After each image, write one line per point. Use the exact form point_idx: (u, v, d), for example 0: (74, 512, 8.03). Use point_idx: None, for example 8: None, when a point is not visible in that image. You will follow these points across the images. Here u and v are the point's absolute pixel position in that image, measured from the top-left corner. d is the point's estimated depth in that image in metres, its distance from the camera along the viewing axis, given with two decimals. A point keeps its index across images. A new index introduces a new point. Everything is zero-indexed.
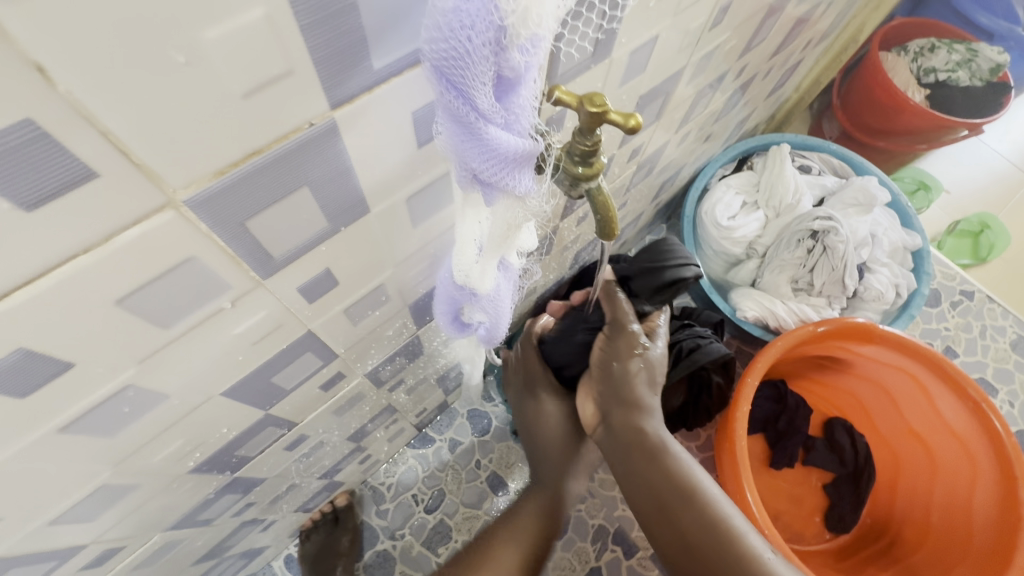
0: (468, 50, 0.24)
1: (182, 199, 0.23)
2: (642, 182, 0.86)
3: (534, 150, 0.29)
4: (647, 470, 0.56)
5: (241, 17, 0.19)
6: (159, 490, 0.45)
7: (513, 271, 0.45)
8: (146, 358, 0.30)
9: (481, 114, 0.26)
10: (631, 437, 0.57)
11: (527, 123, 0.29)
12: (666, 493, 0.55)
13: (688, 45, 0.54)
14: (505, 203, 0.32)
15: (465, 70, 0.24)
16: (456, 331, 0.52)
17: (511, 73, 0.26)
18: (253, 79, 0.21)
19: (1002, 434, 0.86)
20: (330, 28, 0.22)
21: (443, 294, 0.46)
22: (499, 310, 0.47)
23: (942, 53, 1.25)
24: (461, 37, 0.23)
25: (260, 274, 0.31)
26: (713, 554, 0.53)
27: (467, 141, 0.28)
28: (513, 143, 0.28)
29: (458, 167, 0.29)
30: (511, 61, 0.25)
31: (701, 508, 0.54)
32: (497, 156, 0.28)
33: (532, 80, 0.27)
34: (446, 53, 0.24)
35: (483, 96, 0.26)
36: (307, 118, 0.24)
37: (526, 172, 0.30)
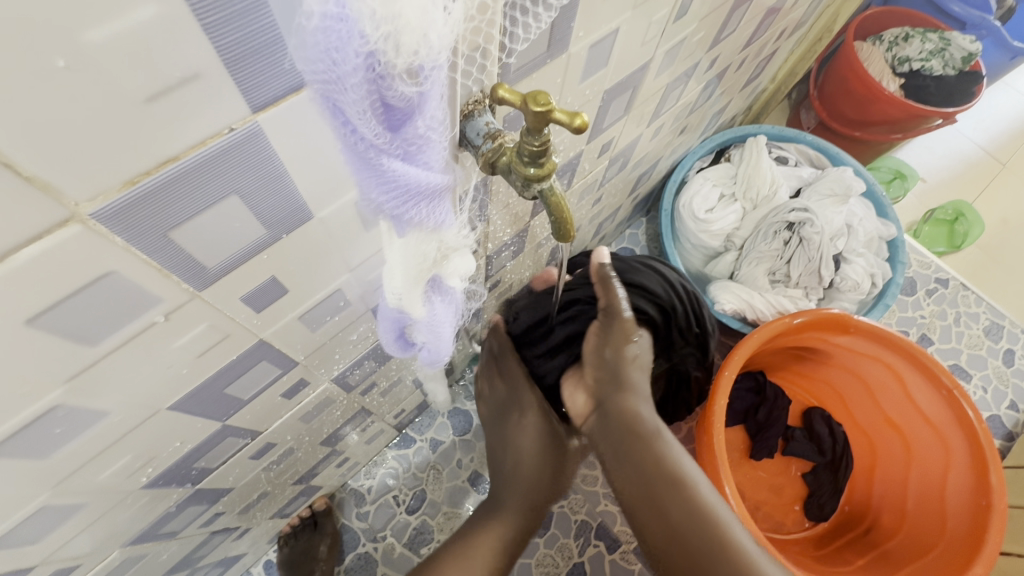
0: (340, 75, 0.22)
1: (88, 212, 0.21)
2: (616, 177, 0.85)
3: (449, 186, 0.32)
4: (638, 455, 0.55)
5: (130, 16, 0.17)
6: (111, 507, 0.43)
7: (455, 295, 0.43)
8: (74, 377, 0.28)
9: (374, 146, 0.26)
10: (623, 425, 0.56)
11: (433, 149, 0.28)
12: (653, 479, 0.54)
13: (653, 38, 0.53)
14: (416, 234, 0.33)
15: (344, 96, 0.23)
16: (400, 349, 0.51)
17: (400, 103, 0.25)
18: (155, 81, 0.19)
19: (974, 420, 0.87)
20: (238, 27, 0.20)
21: (385, 314, 0.45)
22: (440, 334, 0.46)
23: (916, 42, 1.25)
24: (331, 60, 0.22)
25: (196, 285, 0.29)
26: (693, 541, 0.51)
27: (366, 172, 0.28)
28: (415, 174, 0.29)
29: (365, 195, 0.30)
30: (398, 91, 0.24)
31: (689, 495, 0.53)
32: (400, 187, 0.29)
33: (434, 106, 0.26)
34: (322, 75, 0.22)
35: (369, 127, 0.25)
36: (227, 123, 0.23)
37: (429, 199, 0.31)
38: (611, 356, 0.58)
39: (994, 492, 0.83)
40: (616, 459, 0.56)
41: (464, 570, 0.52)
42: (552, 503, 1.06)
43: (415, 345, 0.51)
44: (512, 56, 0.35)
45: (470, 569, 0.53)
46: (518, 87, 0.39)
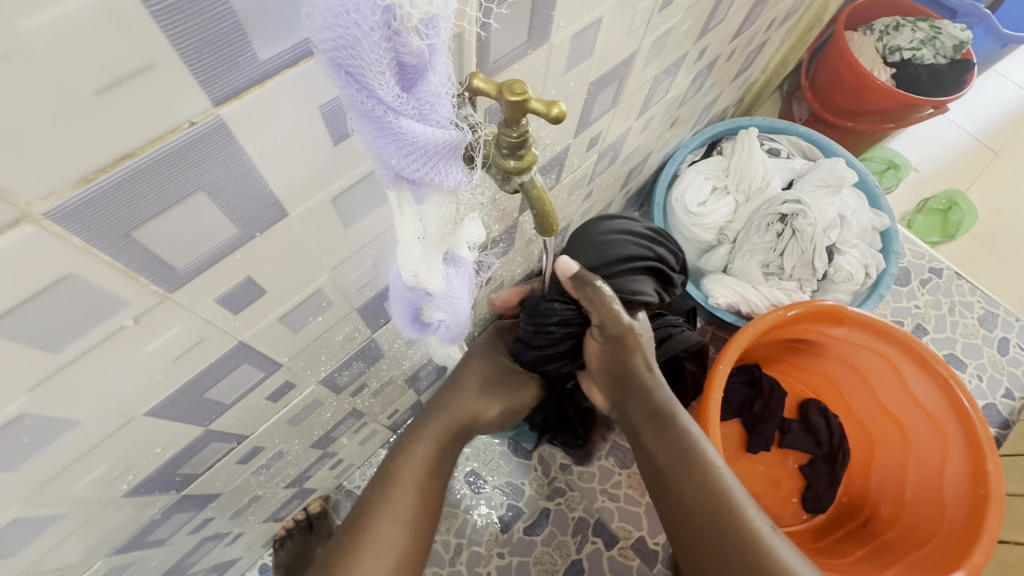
0: (356, 37, 0.21)
1: (40, 212, 0.21)
2: (607, 171, 0.85)
3: (461, 141, 0.29)
4: (655, 438, 0.58)
5: (68, 2, 0.17)
6: (92, 515, 0.42)
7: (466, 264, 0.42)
8: (39, 384, 0.27)
9: (389, 107, 0.25)
10: (643, 410, 0.59)
11: (445, 112, 0.27)
12: (669, 463, 0.57)
13: (639, 28, 0.52)
14: (435, 199, 0.31)
15: (361, 62, 0.22)
16: (417, 332, 0.50)
17: (412, 60, 0.24)
18: (102, 72, 0.19)
19: (970, 409, 0.87)
20: (192, 15, 0.19)
21: (398, 295, 0.43)
22: (456, 308, 0.45)
23: (906, 31, 1.25)
24: (346, 23, 0.21)
25: (165, 287, 0.29)
26: (710, 525, 0.53)
27: (382, 137, 0.26)
28: (430, 134, 0.27)
29: (378, 164, 0.28)
30: (410, 46, 0.23)
31: (705, 478, 0.55)
32: (416, 149, 0.27)
33: (442, 64, 0.25)
34: (334, 42, 0.21)
35: (385, 87, 0.24)
36: (186, 117, 0.22)
37: (451, 161, 0.29)
38: (605, 357, 0.58)
39: (990, 480, 0.82)
40: (640, 448, 0.60)
41: (399, 492, 0.57)
42: (549, 501, 1.05)
43: (431, 325, 0.50)
44: (491, 45, 0.35)
45: (402, 490, 0.57)
46: (498, 78, 0.38)
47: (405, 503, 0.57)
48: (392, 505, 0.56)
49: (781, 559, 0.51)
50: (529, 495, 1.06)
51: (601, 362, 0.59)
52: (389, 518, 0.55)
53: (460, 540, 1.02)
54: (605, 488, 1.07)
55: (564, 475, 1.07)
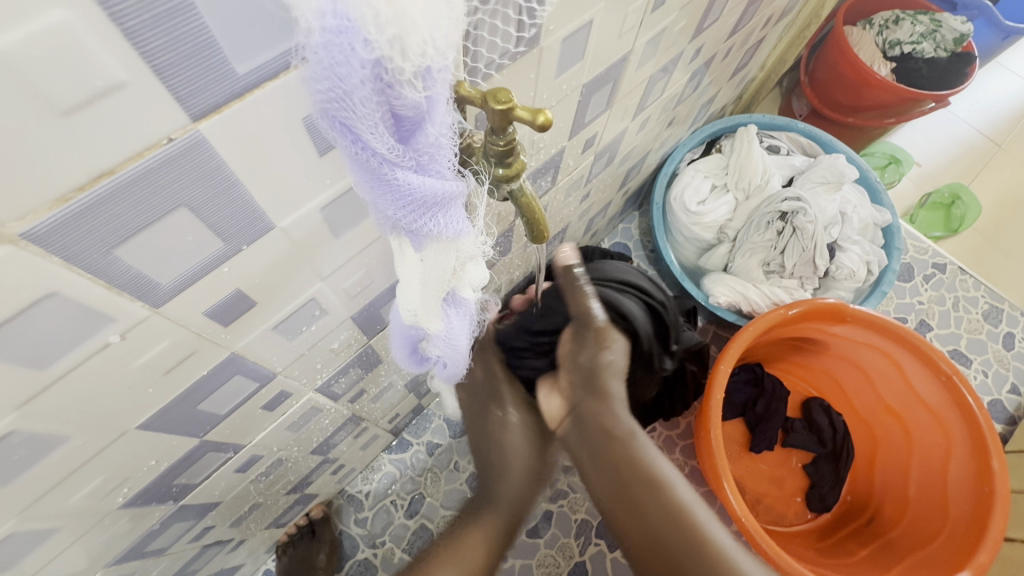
0: (347, 91, 0.21)
1: (18, 232, 0.20)
2: (604, 172, 0.84)
3: (460, 192, 0.29)
4: (613, 458, 0.59)
5: (36, 20, 0.16)
6: (89, 527, 0.42)
7: (468, 305, 0.41)
8: (26, 402, 0.27)
9: (384, 159, 0.25)
10: (603, 426, 0.60)
11: (442, 161, 0.27)
12: (633, 482, 0.58)
13: (631, 28, 0.51)
14: (433, 248, 0.31)
15: (354, 116, 0.22)
16: (414, 364, 0.51)
17: (408, 111, 0.24)
18: (74, 91, 0.18)
19: (974, 406, 0.86)
20: (165, 30, 0.19)
21: (399, 329, 0.43)
22: (455, 348, 0.45)
23: (906, 24, 1.23)
24: (337, 76, 0.21)
25: (152, 302, 0.28)
26: (663, 535, 0.56)
27: (378, 188, 0.26)
28: (429, 184, 0.27)
29: (376, 212, 0.28)
30: (404, 98, 0.23)
31: (668, 498, 0.57)
32: (415, 201, 0.27)
33: (440, 113, 0.25)
34: (328, 94, 0.21)
35: (379, 141, 0.24)
36: (164, 133, 0.22)
37: (450, 212, 0.29)
38: (586, 358, 0.60)
39: (996, 479, 0.82)
40: (598, 464, 0.60)
41: None
42: (552, 503, 1.05)
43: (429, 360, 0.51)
44: (479, 52, 0.34)
45: None
46: (488, 84, 0.38)
47: None
48: None
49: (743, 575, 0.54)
50: None
51: (573, 361, 0.61)
52: None
53: None
54: None
55: (566, 476, 1.07)
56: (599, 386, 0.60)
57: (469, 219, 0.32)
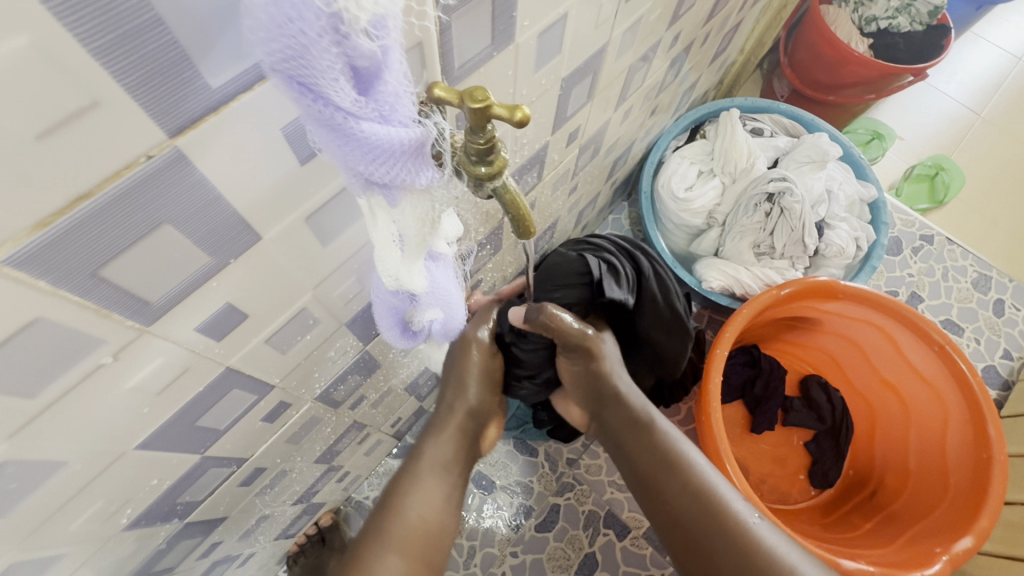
0: (303, 45, 0.21)
1: (0, 259, 0.20)
2: (589, 165, 0.84)
3: (426, 138, 0.28)
4: (636, 456, 0.61)
5: (1, 49, 0.16)
6: (94, 551, 0.42)
7: (447, 259, 0.43)
8: (20, 430, 0.27)
9: (348, 113, 0.24)
10: (621, 421, 0.62)
11: (407, 112, 0.26)
12: (654, 472, 0.59)
13: (607, 20, 0.52)
14: (408, 199, 0.31)
15: (312, 68, 0.22)
16: (407, 341, 0.50)
17: (366, 62, 0.23)
18: (46, 115, 0.18)
19: (968, 372, 0.88)
20: (134, 49, 0.19)
21: (383, 305, 0.43)
22: (448, 302, 0.46)
23: (881, 0, 1.25)
24: (291, 31, 0.20)
25: (142, 321, 0.28)
26: (696, 521, 0.56)
27: (345, 145, 0.25)
28: (396, 134, 0.26)
29: (346, 173, 0.27)
30: (362, 49, 0.23)
31: (689, 478, 0.58)
32: (382, 153, 0.26)
33: (397, 64, 0.25)
34: (283, 52, 0.21)
35: (340, 93, 0.23)
36: (141, 151, 0.22)
37: (422, 161, 0.28)
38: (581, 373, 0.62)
39: (992, 443, 0.83)
40: (622, 458, 0.63)
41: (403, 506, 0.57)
42: (558, 496, 1.06)
43: (421, 331, 0.50)
44: (454, 51, 0.34)
45: (406, 513, 0.56)
46: (465, 82, 0.38)
47: (409, 527, 0.56)
48: (395, 538, 0.55)
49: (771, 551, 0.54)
50: (538, 492, 1.06)
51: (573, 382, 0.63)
52: (391, 549, 0.54)
53: (472, 542, 1.02)
54: (613, 479, 1.06)
55: (571, 469, 1.07)
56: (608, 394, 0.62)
57: (438, 168, 0.31)
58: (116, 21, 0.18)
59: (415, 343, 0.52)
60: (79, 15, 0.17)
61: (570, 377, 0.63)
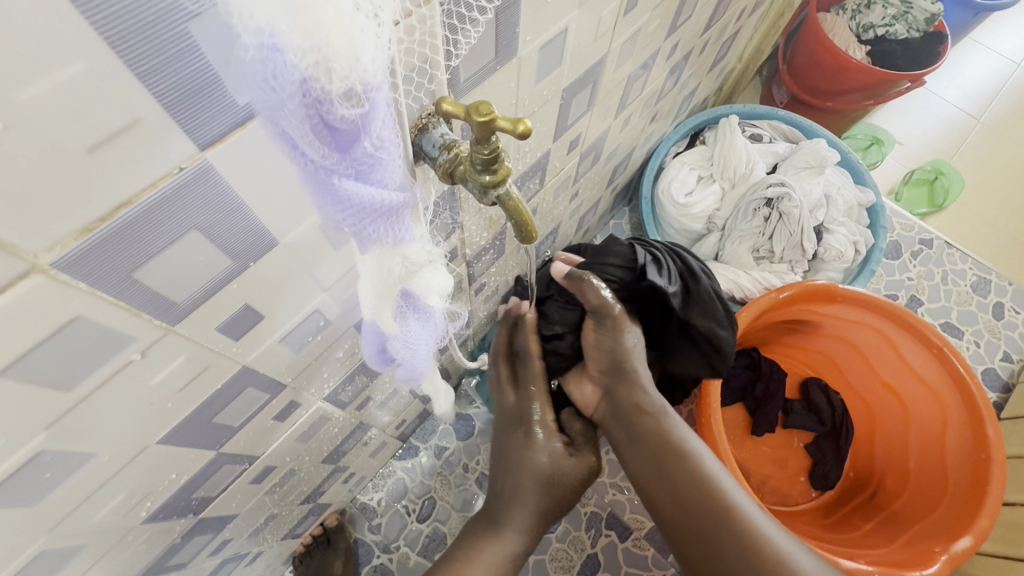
0: (281, 103, 0.23)
1: (48, 262, 0.22)
2: (591, 171, 0.86)
3: (403, 201, 0.32)
4: (646, 438, 0.62)
5: (60, 73, 0.18)
6: (114, 544, 0.44)
7: (434, 311, 0.43)
8: (55, 422, 0.29)
9: (323, 165, 0.26)
10: (633, 404, 0.64)
11: (387, 168, 0.29)
12: (661, 456, 0.60)
13: (606, 32, 0.54)
14: (376, 250, 0.34)
15: (290, 126, 0.24)
16: (382, 366, 0.51)
17: (344, 125, 0.25)
18: (95, 131, 0.20)
19: (966, 376, 0.89)
20: (172, 71, 0.21)
21: (363, 334, 0.45)
22: (416, 354, 0.47)
23: (878, 8, 1.27)
24: (272, 90, 0.22)
25: (167, 321, 0.30)
26: (700, 510, 0.57)
27: (323, 193, 0.28)
28: (367, 192, 0.29)
29: (325, 215, 0.30)
30: (340, 115, 0.24)
31: (695, 468, 0.59)
32: (353, 206, 0.29)
33: (377, 128, 0.27)
34: (266, 102, 0.23)
35: (316, 151, 0.25)
36: (176, 163, 0.24)
37: (399, 221, 0.33)
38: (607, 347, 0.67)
39: (991, 445, 0.84)
40: (630, 443, 0.64)
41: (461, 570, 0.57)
42: None
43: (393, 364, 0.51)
44: (460, 66, 0.36)
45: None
46: (470, 95, 0.40)
47: None
48: None
49: (774, 543, 0.54)
50: None
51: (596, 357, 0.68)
52: None
53: None
54: (615, 481, 1.08)
55: None
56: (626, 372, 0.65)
57: (414, 223, 0.35)
58: (158, 47, 0.20)
59: (389, 370, 0.53)
60: (126, 43, 0.19)
61: (592, 348, 0.68)
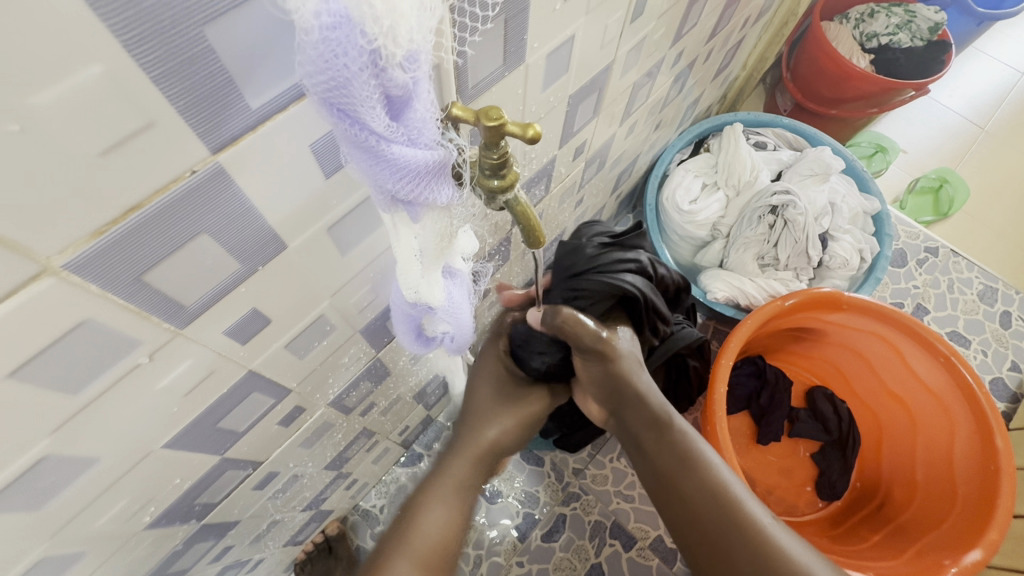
0: (347, 78, 0.23)
1: (59, 264, 0.22)
2: (595, 178, 0.87)
3: (449, 159, 0.30)
4: (654, 453, 0.61)
5: (75, 77, 0.18)
6: (117, 549, 0.44)
7: (462, 274, 0.44)
8: (62, 425, 0.29)
9: (381, 137, 0.26)
10: (640, 420, 0.61)
11: (432, 135, 0.28)
12: (670, 467, 0.59)
13: (612, 40, 0.54)
14: (430, 215, 0.33)
15: (354, 96, 0.23)
16: (421, 347, 0.51)
17: (399, 92, 0.25)
18: (109, 135, 0.20)
19: (975, 384, 0.88)
20: (187, 75, 0.21)
21: (399, 313, 0.44)
22: (461, 320, 0.47)
23: (882, 17, 1.27)
24: (337, 65, 0.22)
25: (176, 324, 0.30)
26: (712, 521, 0.56)
27: (375, 164, 0.27)
28: (423, 157, 0.28)
29: (375, 190, 0.29)
30: (396, 80, 0.24)
31: (709, 475, 0.58)
32: (409, 173, 0.28)
33: (425, 92, 0.27)
34: (328, 83, 0.23)
35: (376, 118, 0.25)
36: (187, 167, 0.24)
37: (444, 182, 0.30)
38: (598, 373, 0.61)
39: (1000, 456, 0.83)
40: (641, 456, 0.62)
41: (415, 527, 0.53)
42: (564, 506, 1.06)
43: (433, 339, 0.51)
44: (468, 72, 0.36)
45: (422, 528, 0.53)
46: (478, 102, 0.40)
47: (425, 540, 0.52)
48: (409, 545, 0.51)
49: (789, 554, 0.54)
50: (544, 502, 1.06)
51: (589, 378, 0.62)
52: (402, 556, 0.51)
53: (478, 551, 1.02)
54: (619, 489, 1.07)
55: (578, 479, 1.08)
56: (626, 395, 0.61)
57: (457, 187, 0.32)
58: (173, 50, 0.20)
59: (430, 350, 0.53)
60: (142, 46, 0.19)
61: (585, 372, 0.63)
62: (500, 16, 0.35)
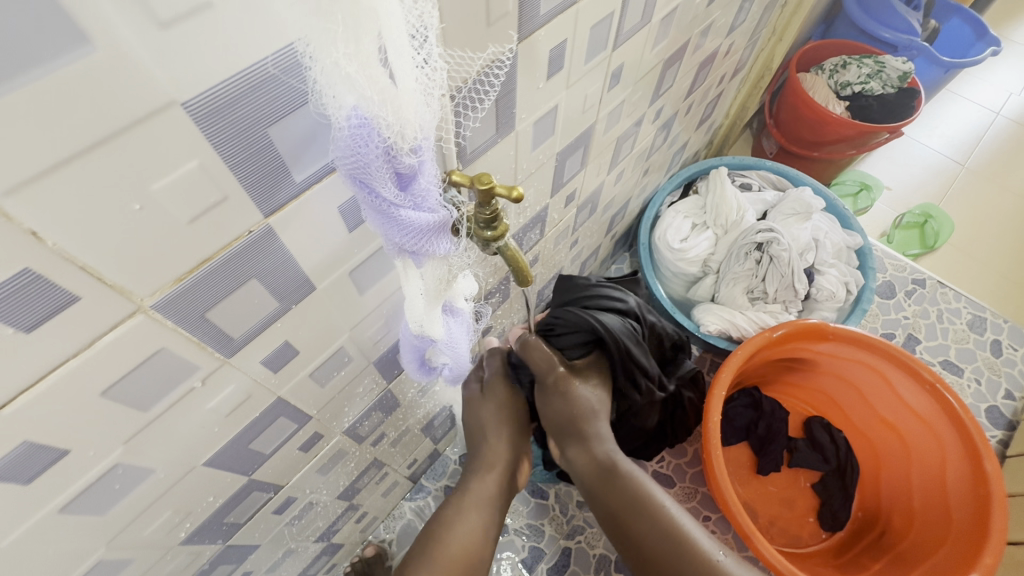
0: (367, 162, 0.30)
1: (149, 304, 0.29)
2: (588, 221, 0.94)
3: (448, 219, 0.36)
4: (605, 493, 0.68)
5: (179, 169, 0.25)
6: (155, 562, 0.48)
7: (465, 314, 0.51)
8: (131, 437, 0.35)
9: (392, 202, 0.33)
10: (589, 464, 0.70)
11: (434, 201, 0.35)
12: (620, 506, 0.67)
13: (592, 106, 0.62)
14: (431, 263, 0.39)
15: (371, 176, 0.31)
16: (423, 375, 0.57)
17: (407, 170, 0.32)
18: (196, 207, 0.27)
19: (960, 410, 0.91)
20: (253, 162, 0.28)
21: (406, 345, 0.50)
22: (459, 352, 0.53)
23: (853, 68, 1.37)
24: (360, 153, 0.29)
25: (225, 353, 0.36)
26: (663, 552, 0.63)
27: (387, 224, 0.34)
28: (425, 218, 0.35)
29: (387, 242, 0.36)
30: (405, 163, 0.31)
31: (655, 516, 0.65)
32: (415, 231, 0.35)
33: (429, 169, 0.34)
34: (353, 165, 0.30)
35: (387, 190, 0.32)
36: (246, 228, 0.31)
37: (444, 238, 0.37)
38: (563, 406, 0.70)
39: (990, 480, 0.85)
40: (594, 496, 0.70)
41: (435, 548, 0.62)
42: (569, 539, 1.08)
43: (435, 369, 0.57)
44: (467, 143, 0.44)
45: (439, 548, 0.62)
46: (475, 165, 0.47)
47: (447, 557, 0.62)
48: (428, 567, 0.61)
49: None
50: (549, 535, 1.08)
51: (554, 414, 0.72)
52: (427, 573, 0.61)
53: None
54: None
55: (581, 512, 1.10)
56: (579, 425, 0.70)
57: (453, 239, 0.40)
58: (247, 147, 0.27)
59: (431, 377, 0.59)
60: (226, 145, 0.27)
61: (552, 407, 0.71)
62: (495, 96, 0.43)
